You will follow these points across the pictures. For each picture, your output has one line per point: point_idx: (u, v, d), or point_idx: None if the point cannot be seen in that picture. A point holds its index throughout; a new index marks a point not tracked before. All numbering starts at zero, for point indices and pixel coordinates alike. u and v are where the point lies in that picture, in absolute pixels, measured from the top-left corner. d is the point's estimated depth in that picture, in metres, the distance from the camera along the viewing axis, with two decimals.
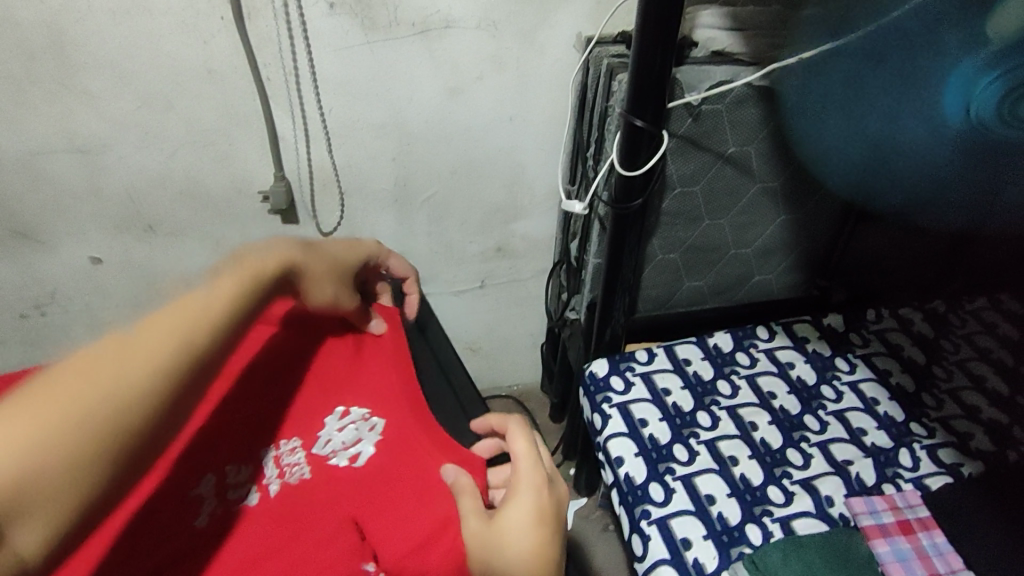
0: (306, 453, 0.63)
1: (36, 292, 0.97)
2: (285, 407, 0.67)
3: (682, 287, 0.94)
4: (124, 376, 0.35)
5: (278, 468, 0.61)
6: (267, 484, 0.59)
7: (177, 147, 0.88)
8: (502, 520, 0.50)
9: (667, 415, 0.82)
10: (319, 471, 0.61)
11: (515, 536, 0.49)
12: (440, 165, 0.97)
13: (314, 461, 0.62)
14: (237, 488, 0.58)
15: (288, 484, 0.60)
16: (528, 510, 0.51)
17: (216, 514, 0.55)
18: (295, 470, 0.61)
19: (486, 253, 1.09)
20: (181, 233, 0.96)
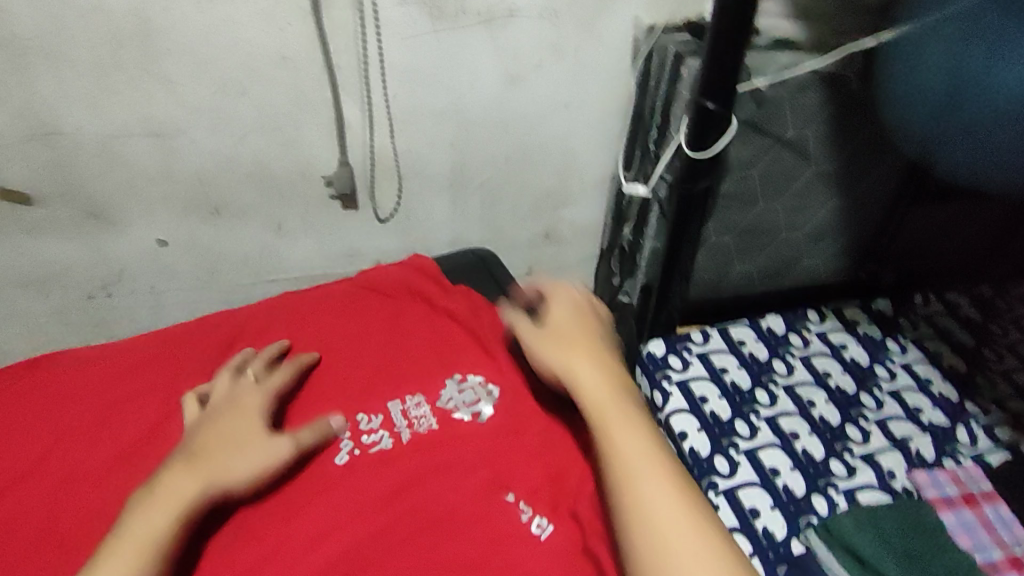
0: (431, 405, 0.69)
1: (104, 273, 1.00)
2: (402, 365, 0.74)
3: (732, 270, 0.94)
4: (174, 495, 0.52)
5: (406, 418, 0.68)
6: (399, 431, 0.67)
7: (247, 131, 0.91)
8: (554, 317, 0.65)
9: (727, 393, 0.84)
10: (446, 425, 0.68)
11: (569, 321, 0.65)
12: (496, 152, 1.00)
13: (439, 415, 0.69)
14: (370, 432, 0.67)
15: (417, 433, 0.67)
16: (567, 302, 0.67)
17: (353, 454, 0.64)
18: (422, 421, 0.68)
19: (536, 239, 1.11)
20: (244, 217, 0.99)
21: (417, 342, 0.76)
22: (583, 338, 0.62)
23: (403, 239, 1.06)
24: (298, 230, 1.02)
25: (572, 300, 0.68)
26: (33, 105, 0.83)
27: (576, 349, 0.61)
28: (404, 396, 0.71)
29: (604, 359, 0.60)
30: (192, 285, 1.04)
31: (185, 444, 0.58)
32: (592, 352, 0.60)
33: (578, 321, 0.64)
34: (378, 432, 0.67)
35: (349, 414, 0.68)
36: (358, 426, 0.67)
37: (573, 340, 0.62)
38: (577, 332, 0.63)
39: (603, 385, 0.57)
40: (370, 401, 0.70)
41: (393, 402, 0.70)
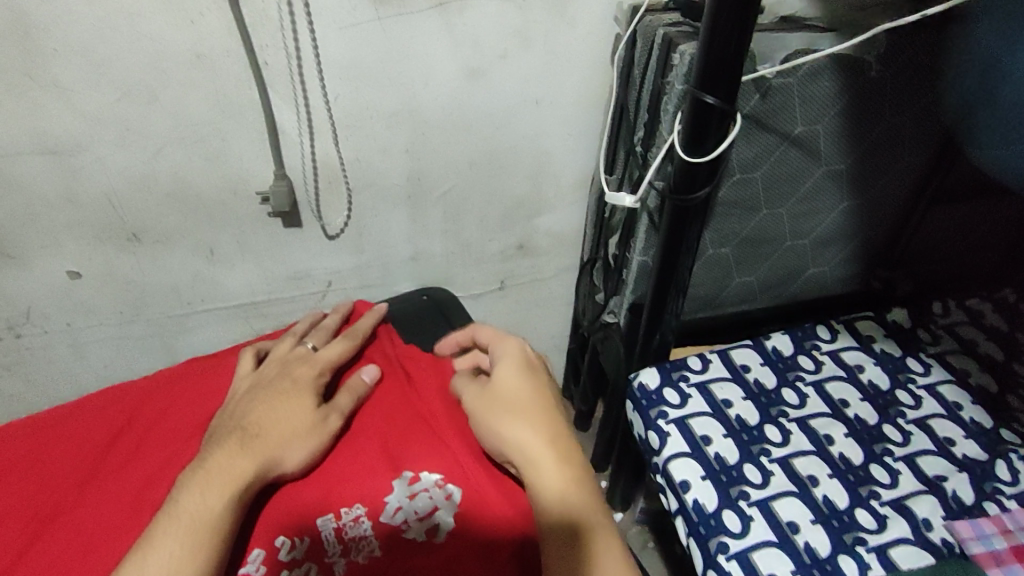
0: (375, 523, 0.58)
1: (7, 312, 0.85)
2: (341, 467, 0.61)
3: (731, 283, 0.83)
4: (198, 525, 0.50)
5: (340, 541, 0.57)
6: (332, 564, 0.56)
7: (162, 145, 0.77)
8: (510, 387, 0.61)
9: (732, 430, 0.73)
10: (390, 548, 0.57)
11: (524, 395, 0.60)
12: (458, 156, 0.87)
13: (383, 536, 0.58)
14: (293, 568, 0.55)
15: (355, 564, 0.56)
16: (527, 373, 0.63)
17: None
18: (363, 546, 0.57)
19: (508, 251, 0.99)
20: (169, 241, 0.85)
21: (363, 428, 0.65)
22: (539, 419, 0.58)
23: (357, 258, 0.93)
24: (234, 254, 0.88)
25: (529, 368, 0.63)
26: None
27: (532, 434, 0.57)
28: (340, 509, 0.58)
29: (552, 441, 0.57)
30: (114, 320, 0.90)
31: (245, 419, 0.59)
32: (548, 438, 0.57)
33: (537, 395, 0.61)
34: (305, 565, 0.56)
35: (270, 540, 0.56)
36: (278, 556, 0.55)
37: (535, 421, 0.58)
38: (539, 412, 0.59)
39: (565, 479, 0.55)
40: (299, 515, 0.57)
41: (324, 519, 0.57)
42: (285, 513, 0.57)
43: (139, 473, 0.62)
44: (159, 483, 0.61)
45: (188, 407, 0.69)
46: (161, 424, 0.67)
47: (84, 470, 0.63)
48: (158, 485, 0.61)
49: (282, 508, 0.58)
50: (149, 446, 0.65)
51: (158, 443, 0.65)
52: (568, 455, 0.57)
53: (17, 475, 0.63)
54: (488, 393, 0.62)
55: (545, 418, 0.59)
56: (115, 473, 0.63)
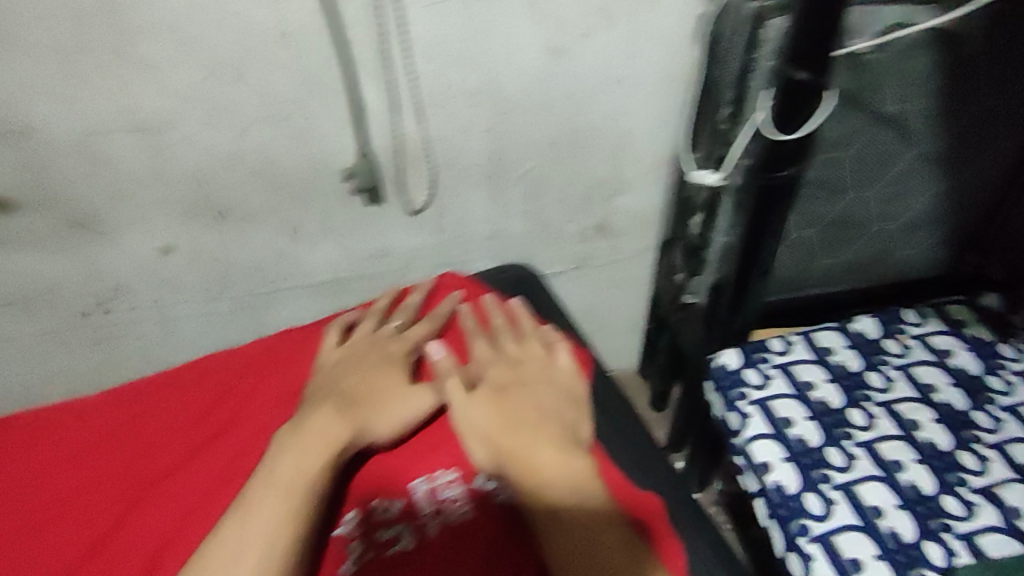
0: (465, 486, 0.63)
1: (98, 288, 0.89)
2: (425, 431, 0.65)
3: (816, 266, 0.82)
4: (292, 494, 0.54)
5: (432, 501, 0.63)
6: (425, 522, 0.61)
7: (249, 124, 0.79)
8: (482, 422, 0.61)
9: (815, 413, 0.72)
10: (481, 510, 0.62)
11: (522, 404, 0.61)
12: (538, 136, 0.87)
13: (473, 500, 0.62)
14: (388, 526, 0.61)
15: (448, 524, 0.61)
16: (498, 399, 0.61)
17: (367, 556, 0.59)
18: (455, 508, 0.62)
19: (585, 232, 0.99)
20: (253, 219, 0.87)
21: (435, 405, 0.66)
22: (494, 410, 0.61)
23: (437, 237, 0.95)
24: (316, 232, 0.90)
25: (503, 394, 0.62)
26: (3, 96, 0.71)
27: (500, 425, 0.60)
28: (433, 471, 0.64)
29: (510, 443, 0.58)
30: (202, 296, 0.93)
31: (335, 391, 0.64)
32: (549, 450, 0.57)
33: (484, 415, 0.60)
34: (399, 524, 0.61)
35: (367, 501, 0.62)
36: (374, 515, 0.62)
37: (524, 434, 0.58)
38: (521, 425, 0.59)
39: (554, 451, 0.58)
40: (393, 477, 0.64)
41: (417, 482, 0.63)
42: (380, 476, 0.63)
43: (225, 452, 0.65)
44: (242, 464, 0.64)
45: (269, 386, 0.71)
46: (243, 403, 0.70)
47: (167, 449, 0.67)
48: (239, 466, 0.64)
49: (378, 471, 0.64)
50: (234, 423, 0.68)
51: (241, 421, 0.68)
52: (562, 473, 0.56)
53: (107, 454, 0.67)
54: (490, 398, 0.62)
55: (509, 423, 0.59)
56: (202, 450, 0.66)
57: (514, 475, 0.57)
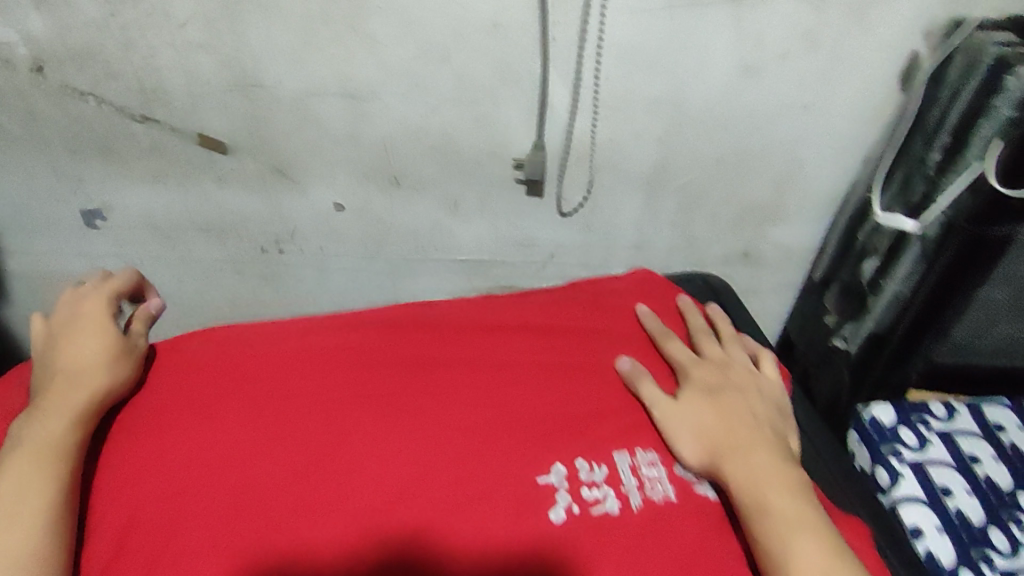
0: (668, 469, 0.58)
1: (279, 228, 0.97)
2: (599, 406, 0.63)
3: (1000, 336, 0.76)
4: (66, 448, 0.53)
5: (635, 477, 0.57)
6: (627, 493, 0.55)
7: (442, 101, 0.84)
8: (696, 416, 0.60)
9: (978, 491, 0.71)
10: (688, 498, 0.56)
11: (733, 410, 0.60)
12: (707, 152, 0.87)
13: (678, 483, 0.57)
14: (591, 487, 0.56)
15: (652, 501, 0.55)
16: (712, 398, 0.61)
17: (570, 512, 0.54)
18: (657, 487, 0.56)
19: (730, 255, 0.97)
20: (422, 190, 0.93)
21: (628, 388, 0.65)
22: (710, 411, 0.60)
23: (583, 236, 0.96)
24: (474, 211, 0.94)
25: (716, 394, 0.62)
26: (238, 53, 0.79)
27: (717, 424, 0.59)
28: (633, 448, 0.59)
29: (725, 438, 0.58)
30: (358, 252, 1.00)
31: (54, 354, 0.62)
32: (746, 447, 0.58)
33: (703, 409, 0.60)
34: (602, 488, 0.56)
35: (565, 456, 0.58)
36: (578, 475, 0.56)
37: (742, 434, 0.58)
38: (739, 425, 0.59)
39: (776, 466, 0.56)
40: (587, 442, 0.59)
41: (621, 454, 0.58)
42: (564, 434, 0.59)
43: (412, 385, 0.63)
44: (461, 415, 0.61)
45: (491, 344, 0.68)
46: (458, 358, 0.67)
47: (374, 393, 0.62)
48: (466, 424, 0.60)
49: (555, 432, 0.59)
50: (451, 375, 0.64)
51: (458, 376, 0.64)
52: (778, 477, 0.55)
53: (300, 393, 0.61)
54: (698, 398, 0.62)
55: (723, 426, 0.59)
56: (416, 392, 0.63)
57: (735, 477, 0.55)
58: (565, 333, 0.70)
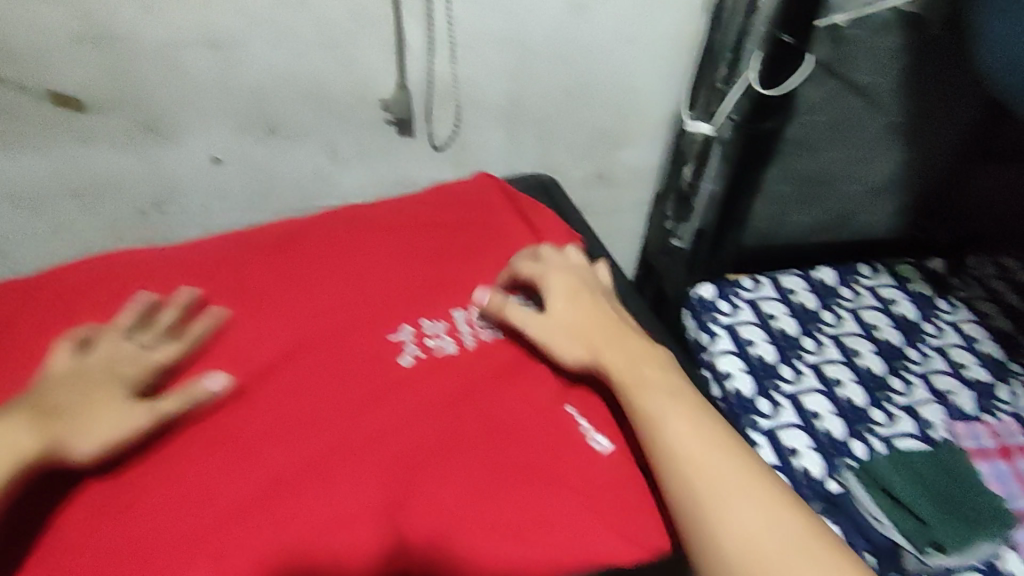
0: (495, 316, 0.63)
1: (155, 186, 0.94)
2: (434, 271, 0.67)
3: (789, 221, 0.93)
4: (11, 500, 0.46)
5: (470, 326, 0.63)
6: (463, 336, 0.62)
7: (306, 48, 0.89)
8: (568, 329, 0.57)
9: (773, 338, 0.84)
10: (512, 335, 0.62)
11: (599, 319, 0.58)
12: (552, 83, 0.98)
13: (504, 325, 0.62)
14: (433, 335, 0.62)
15: (483, 342, 0.61)
16: (578, 311, 0.58)
17: (417, 356, 0.60)
18: (487, 329, 0.63)
19: (588, 178, 1.10)
20: (299, 138, 0.98)
21: (480, 259, 0.68)
22: (582, 326, 0.57)
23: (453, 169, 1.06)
24: (351, 154, 1.01)
25: (580, 303, 0.59)
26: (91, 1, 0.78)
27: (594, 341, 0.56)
28: (466, 303, 0.65)
29: (602, 346, 0.56)
30: (241, 206, 1.02)
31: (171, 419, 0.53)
32: (637, 351, 0.55)
33: (576, 322, 0.58)
34: (442, 337, 0.61)
35: (410, 318, 0.63)
36: (422, 331, 0.62)
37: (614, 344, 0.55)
38: (609, 332, 0.57)
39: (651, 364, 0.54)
40: (427, 302, 0.64)
41: (457, 309, 0.64)
42: (405, 299, 0.64)
43: (260, 276, 0.66)
44: (309, 297, 0.64)
45: (344, 245, 0.68)
46: (319, 256, 0.67)
47: (254, 299, 0.63)
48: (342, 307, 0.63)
49: (396, 298, 0.64)
50: (322, 266, 0.66)
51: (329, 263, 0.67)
52: (656, 372, 0.53)
53: (192, 307, 0.62)
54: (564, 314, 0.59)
55: (596, 337, 0.57)
56: (291, 288, 0.65)
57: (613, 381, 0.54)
58: (390, 216, 0.72)
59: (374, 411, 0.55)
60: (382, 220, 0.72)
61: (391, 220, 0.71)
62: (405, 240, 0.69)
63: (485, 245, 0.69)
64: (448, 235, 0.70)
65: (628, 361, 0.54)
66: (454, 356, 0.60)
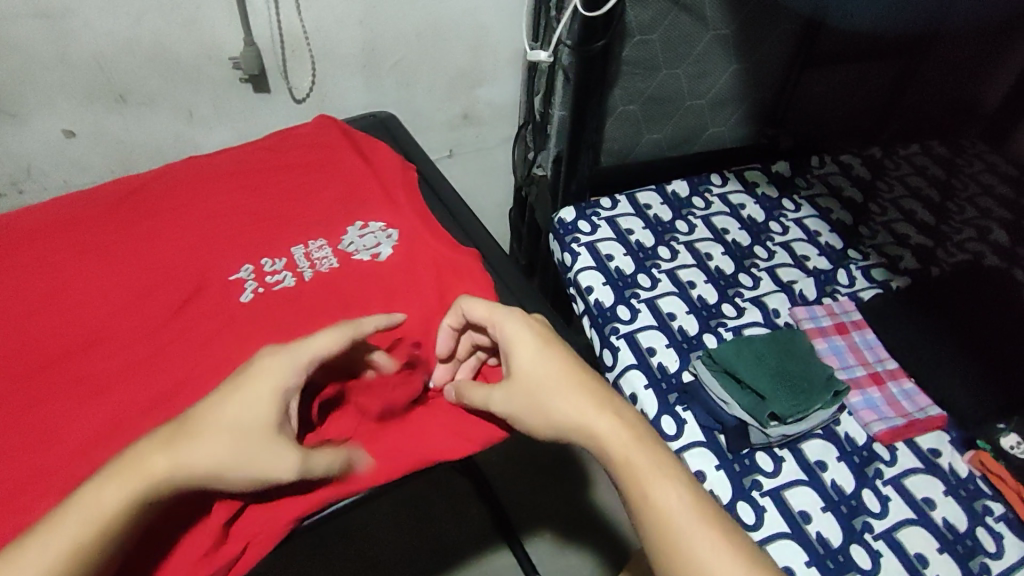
0: (335, 249, 0.63)
1: (12, 168, 0.92)
2: (272, 209, 0.66)
3: (642, 139, 1.00)
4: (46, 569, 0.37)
5: (307, 261, 0.62)
6: (301, 271, 0.61)
7: (144, 11, 0.83)
8: (543, 394, 0.49)
9: (631, 251, 0.89)
10: (347, 263, 0.62)
11: (570, 374, 0.49)
12: (404, 28, 0.98)
13: (341, 256, 0.63)
14: (272, 274, 0.61)
15: (320, 273, 0.61)
16: (548, 369, 0.50)
17: (256, 292, 0.59)
18: (324, 261, 0.62)
19: (453, 120, 1.13)
20: (153, 103, 0.93)
21: (323, 192, 0.68)
22: (558, 388, 0.49)
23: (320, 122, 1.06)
24: (212, 116, 0.98)
25: (550, 357, 0.50)
26: None
27: (574, 406, 0.48)
28: (307, 239, 0.64)
29: (586, 412, 0.48)
30: (106, 176, 1.01)
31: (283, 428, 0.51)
32: (615, 424, 0.47)
33: (553, 376, 0.49)
34: (280, 273, 0.61)
35: (251, 258, 0.62)
36: (262, 270, 0.61)
37: (590, 404, 0.48)
38: (583, 390, 0.49)
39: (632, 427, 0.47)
40: (267, 241, 0.63)
41: (295, 247, 0.63)
42: (243, 240, 0.63)
43: (89, 235, 0.62)
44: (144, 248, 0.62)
45: (191, 192, 0.66)
46: (164, 203, 0.65)
47: (88, 249, 0.61)
48: (188, 257, 0.61)
49: (234, 240, 0.63)
50: (166, 212, 0.64)
51: (173, 208, 0.65)
52: (646, 440, 0.46)
53: (23, 271, 0.59)
54: (532, 378, 0.50)
55: (578, 399, 0.48)
56: (129, 240, 0.62)
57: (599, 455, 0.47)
58: (230, 162, 0.70)
59: (227, 344, 0.55)
60: (221, 167, 0.69)
61: (231, 168, 0.69)
62: (244, 185, 0.68)
63: (326, 184, 0.69)
64: (290, 177, 0.69)
65: (628, 439, 0.46)
66: (292, 290, 0.60)
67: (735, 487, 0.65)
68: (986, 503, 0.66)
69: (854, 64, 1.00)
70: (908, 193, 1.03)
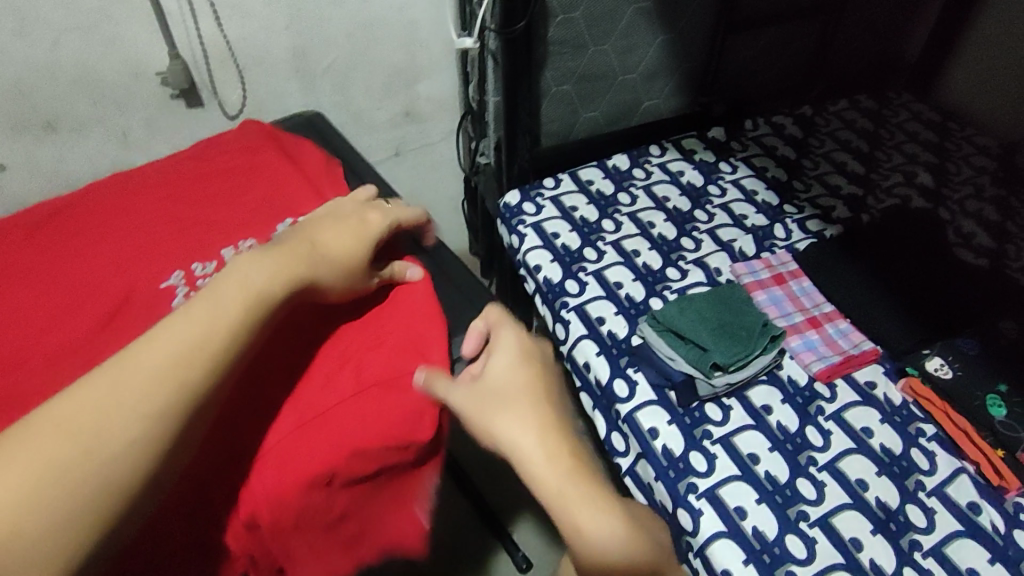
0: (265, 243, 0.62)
1: None
2: (206, 218, 0.66)
3: (579, 117, 1.01)
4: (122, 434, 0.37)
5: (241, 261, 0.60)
6: None
7: (63, 33, 0.78)
8: (503, 402, 0.48)
9: (577, 227, 0.91)
10: None
11: (531, 390, 0.49)
12: (335, 29, 0.95)
13: None
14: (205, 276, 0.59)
15: None
16: (516, 381, 0.49)
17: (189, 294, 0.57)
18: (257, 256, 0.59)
19: (395, 117, 1.11)
20: (84, 128, 0.88)
21: (254, 197, 0.68)
22: (521, 403, 0.47)
23: None
24: (147, 135, 0.92)
25: (524, 371, 0.50)
26: None
27: (526, 421, 0.46)
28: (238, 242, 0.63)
29: (543, 430, 0.46)
30: None
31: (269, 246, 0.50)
32: (553, 457, 0.45)
33: (515, 389, 0.48)
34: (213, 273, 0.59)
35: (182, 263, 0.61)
36: (194, 274, 0.59)
37: (545, 424, 0.47)
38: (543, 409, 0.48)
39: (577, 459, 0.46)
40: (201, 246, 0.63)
41: (226, 249, 0.62)
42: (178, 247, 0.62)
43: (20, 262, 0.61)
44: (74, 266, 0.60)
45: (117, 211, 0.65)
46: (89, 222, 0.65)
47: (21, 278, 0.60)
48: (117, 272, 0.60)
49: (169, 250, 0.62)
50: (96, 232, 0.63)
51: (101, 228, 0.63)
52: (588, 471, 0.46)
53: None
54: (495, 390, 0.48)
55: (532, 414, 0.47)
56: (56, 258, 0.61)
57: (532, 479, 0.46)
58: (161, 178, 0.70)
59: None
60: (152, 183, 0.69)
61: (162, 183, 0.69)
62: (177, 197, 0.67)
63: (259, 188, 0.69)
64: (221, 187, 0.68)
65: (565, 474, 0.45)
66: None
67: (686, 437, 0.69)
68: (921, 425, 0.71)
69: (777, 24, 1.02)
70: (839, 145, 1.06)
